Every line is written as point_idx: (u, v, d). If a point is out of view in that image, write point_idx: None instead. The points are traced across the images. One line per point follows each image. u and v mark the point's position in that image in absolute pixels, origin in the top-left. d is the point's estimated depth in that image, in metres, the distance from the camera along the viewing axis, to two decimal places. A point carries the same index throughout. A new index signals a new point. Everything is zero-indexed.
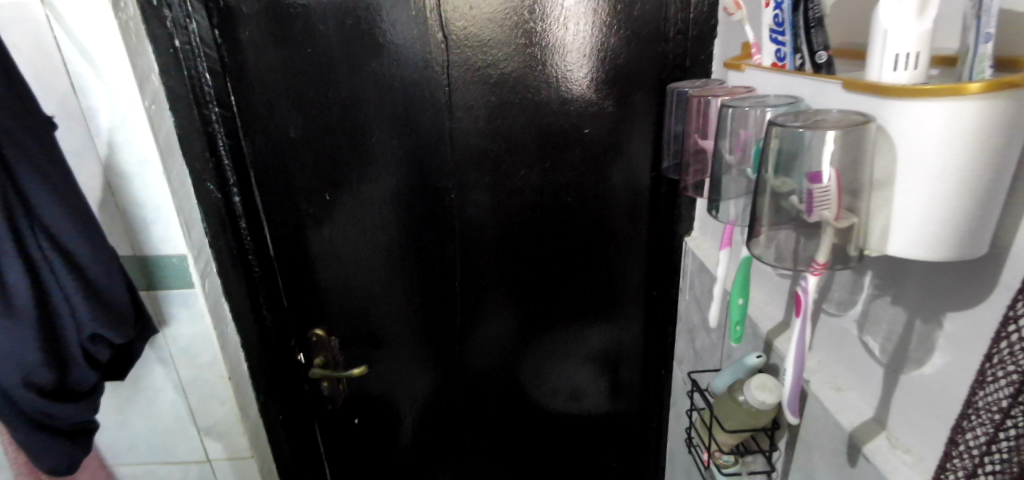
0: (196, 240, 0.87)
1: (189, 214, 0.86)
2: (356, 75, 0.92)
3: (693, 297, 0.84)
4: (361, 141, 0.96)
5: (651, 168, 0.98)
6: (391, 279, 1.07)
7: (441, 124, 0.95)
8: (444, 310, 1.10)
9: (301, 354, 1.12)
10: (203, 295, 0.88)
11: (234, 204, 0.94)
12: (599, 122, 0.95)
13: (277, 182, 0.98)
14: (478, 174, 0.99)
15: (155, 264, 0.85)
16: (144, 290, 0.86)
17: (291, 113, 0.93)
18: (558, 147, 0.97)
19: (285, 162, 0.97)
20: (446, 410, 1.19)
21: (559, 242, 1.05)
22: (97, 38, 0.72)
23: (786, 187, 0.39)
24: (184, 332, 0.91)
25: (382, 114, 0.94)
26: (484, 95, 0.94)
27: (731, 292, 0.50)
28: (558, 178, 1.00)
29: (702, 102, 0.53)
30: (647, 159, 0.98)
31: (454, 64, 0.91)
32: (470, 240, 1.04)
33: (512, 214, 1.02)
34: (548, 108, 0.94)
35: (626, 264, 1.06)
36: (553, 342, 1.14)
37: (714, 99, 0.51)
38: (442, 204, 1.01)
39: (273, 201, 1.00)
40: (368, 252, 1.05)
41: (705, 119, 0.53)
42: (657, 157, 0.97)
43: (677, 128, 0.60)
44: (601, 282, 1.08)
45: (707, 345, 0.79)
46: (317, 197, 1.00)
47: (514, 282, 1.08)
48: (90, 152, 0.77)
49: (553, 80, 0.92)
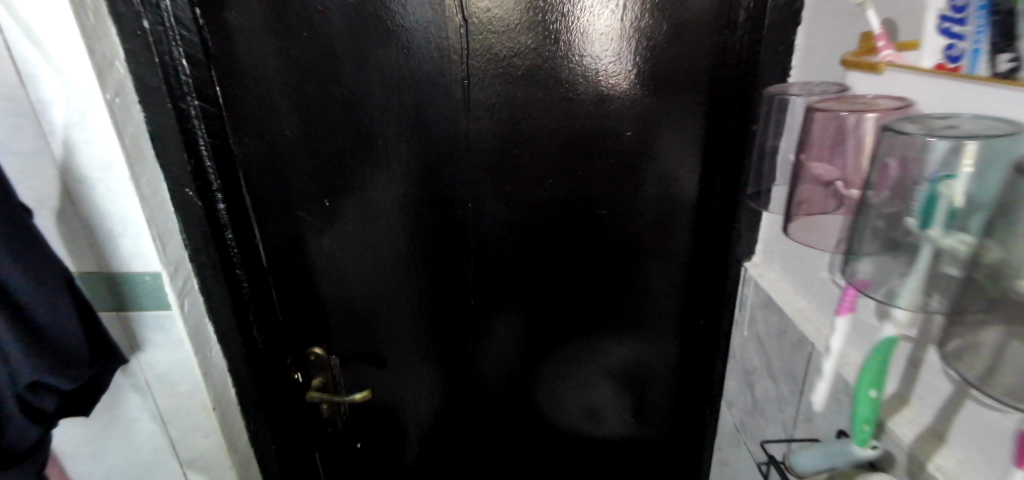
0: (173, 255, 0.75)
1: (164, 225, 0.74)
2: (361, 66, 0.78)
3: (756, 336, 0.71)
4: (366, 143, 0.84)
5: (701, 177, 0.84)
6: (400, 297, 0.96)
7: (456, 125, 0.82)
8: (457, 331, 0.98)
9: (298, 374, 1.01)
10: (182, 318, 0.77)
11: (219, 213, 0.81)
12: (642, 122, 0.81)
13: (269, 186, 0.86)
14: (500, 183, 0.86)
15: (123, 284, 0.73)
16: (113, 312, 0.75)
17: (285, 108, 0.81)
18: (592, 153, 0.84)
19: (278, 164, 0.84)
20: (455, 437, 1.09)
21: (590, 259, 0.92)
22: (44, 17, 0.59)
23: (992, 257, 0.31)
24: (161, 358, 0.79)
25: (391, 111, 0.81)
26: (506, 92, 0.80)
27: (859, 383, 0.40)
28: (590, 188, 0.86)
29: (825, 120, 0.43)
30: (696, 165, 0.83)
31: (473, 56, 0.78)
32: (489, 256, 0.92)
33: (535, 228, 0.90)
34: (582, 107, 0.81)
35: (662, 286, 0.93)
36: (576, 368, 1.02)
37: (848, 116, 0.41)
38: (457, 215, 0.89)
39: (263, 207, 0.87)
40: (371, 267, 0.93)
41: (837, 143, 0.43)
42: (709, 164, 0.82)
43: (791, 145, 0.52)
44: (632, 305, 0.95)
45: (774, 396, 0.66)
46: (313, 204, 0.88)
47: (534, 303, 0.96)
48: (44, 154, 0.65)
49: (590, 74, 0.79)
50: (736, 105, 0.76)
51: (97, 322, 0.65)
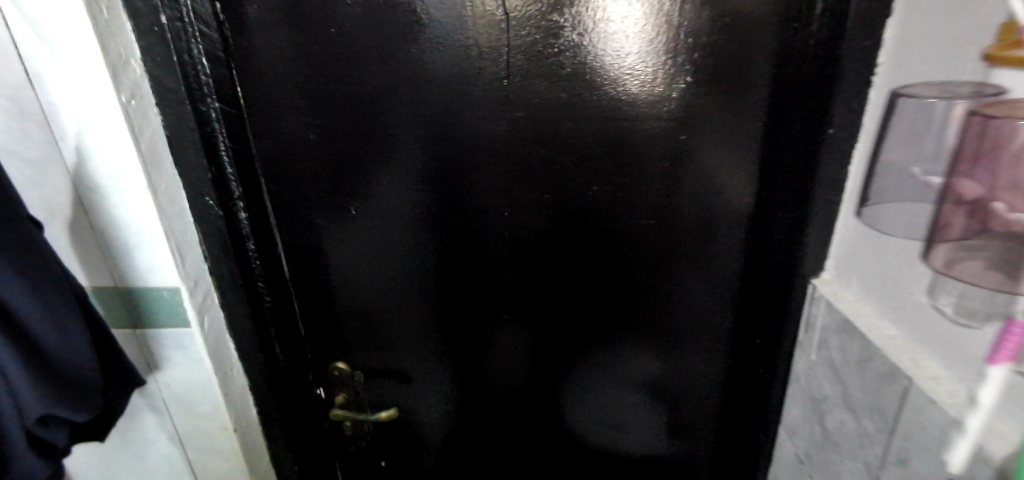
0: (191, 268, 0.70)
1: (183, 237, 0.68)
2: (389, 65, 0.73)
3: (832, 362, 0.64)
4: (389, 147, 0.78)
5: (754, 189, 0.75)
6: (429, 311, 0.90)
7: (486, 129, 0.76)
8: (489, 347, 0.93)
9: (320, 389, 0.95)
10: (201, 337, 0.71)
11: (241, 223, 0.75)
12: (691, 127, 0.74)
13: (290, 194, 0.80)
14: (539, 191, 0.80)
15: (138, 301, 0.68)
16: (130, 330, 0.70)
17: (309, 110, 0.75)
18: (634, 158, 0.77)
19: (300, 170, 0.79)
20: (485, 456, 1.04)
21: (635, 274, 0.85)
22: (53, 12, 0.54)
23: None
24: (178, 378, 0.74)
25: (424, 114, 0.76)
26: (544, 92, 0.74)
27: None
28: (638, 198, 0.79)
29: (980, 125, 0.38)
30: (750, 176, 0.75)
31: (509, 54, 0.72)
32: (525, 268, 0.86)
33: (576, 240, 0.83)
34: (632, 110, 0.74)
35: (707, 303, 0.85)
36: (615, 390, 0.95)
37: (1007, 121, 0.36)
38: (492, 226, 0.83)
39: (285, 216, 0.82)
40: (394, 279, 0.87)
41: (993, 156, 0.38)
42: (765, 177, 0.74)
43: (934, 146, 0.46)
44: (673, 323, 0.88)
45: (854, 430, 0.60)
46: (335, 213, 0.82)
47: (565, 317, 0.90)
48: (54, 162, 0.60)
49: (642, 74, 0.72)
50: (800, 113, 0.67)
51: (114, 343, 0.59)
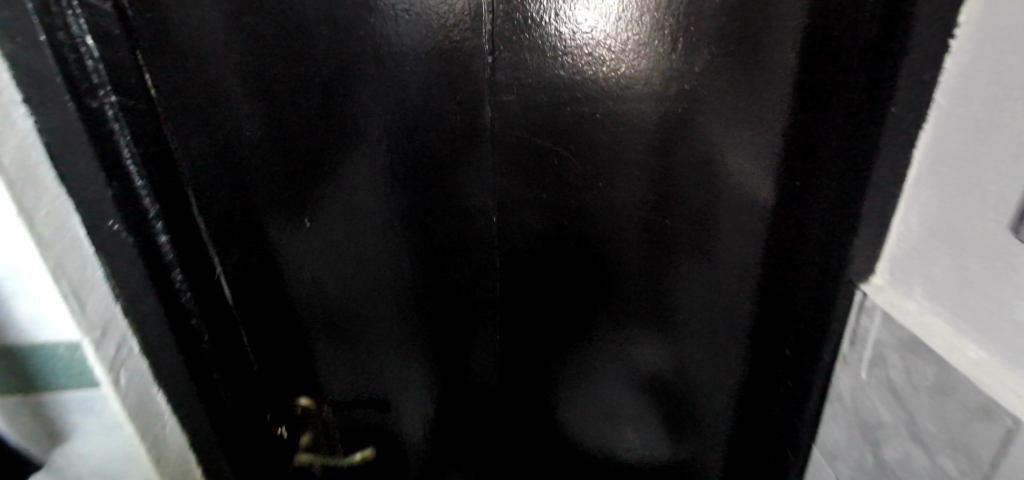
0: (97, 314, 0.54)
1: (80, 276, 0.52)
2: (356, 48, 0.64)
3: (896, 387, 0.54)
4: (356, 146, 0.70)
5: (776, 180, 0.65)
6: (410, 317, 0.83)
7: (463, 120, 0.69)
8: (475, 349, 0.87)
9: (279, 429, 0.83)
10: (118, 398, 0.56)
11: (162, 248, 0.59)
12: (696, 108, 0.65)
13: (233, 203, 0.70)
14: (527, 185, 0.74)
15: (26, 359, 0.52)
16: (22, 393, 0.54)
17: (257, 101, 0.65)
18: (625, 148, 0.70)
19: (248, 173, 0.69)
20: (473, 462, 0.99)
21: (633, 274, 0.78)
22: None
23: None
24: (92, 446, 0.59)
25: (396, 103, 0.68)
26: (526, 75, 0.66)
27: None
28: (636, 191, 0.72)
29: None
30: (772, 166, 0.65)
31: (494, 29, 0.64)
32: (513, 266, 0.80)
33: (569, 235, 0.77)
34: (629, 90, 0.65)
35: (711, 309, 0.77)
36: (610, 395, 0.89)
37: None
38: (476, 222, 0.77)
39: (226, 227, 0.70)
40: (364, 289, 0.80)
41: None
42: (788, 167, 0.63)
43: None
44: (672, 327, 0.80)
45: (927, 468, 0.51)
46: (291, 221, 0.73)
47: (551, 320, 0.84)
48: None
49: (644, 47, 0.63)
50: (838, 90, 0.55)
51: None
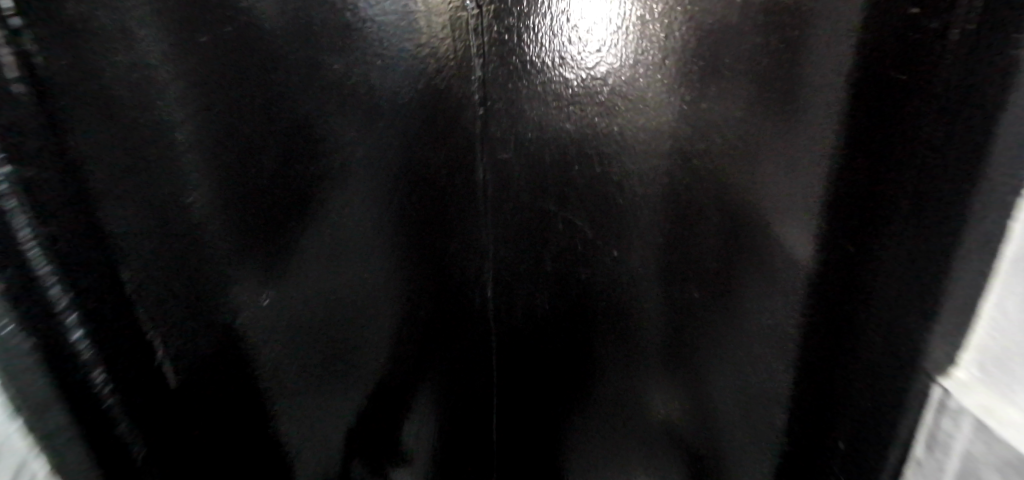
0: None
1: None
2: (333, 92, 0.59)
3: None
4: (336, 215, 0.63)
5: (824, 250, 0.49)
6: (406, 372, 0.78)
7: (462, 180, 0.72)
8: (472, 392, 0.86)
9: None
10: None
11: (89, 369, 0.41)
12: (740, 168, 0.54)
13: (179, 295, 0.49)
14: (521, 232, 0.75)
15: None
16: None
17: (187, 157, 0.47)
18: (637, 212, 0.66)
19: (211, 261, 0.52)
20: None
21: (641, 335, 0.72)
22: None
23: None
24: None
25: (392, 150, 0.65)
26: (527, 134, 0.69)
27: None
28: (676, 251, 0.64)
29: None
30: (820, 234, 0.49)
31: (489, 80, 0.67)
32: (510, 311, 0.81)
33: (568, 283, 0.75)
34: (634, 138, 0.62)
35: (740, 395, 0.62)
36: (604, 456, 0.84)
37: None
38: (468, 266, 0.77)
39: (156, 332, 0.48)
40: (345, 365, 0.70)
41: None
42: (841, 235, 0.47)
43: None
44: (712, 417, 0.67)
45: None
46: (255, 306, 0.58)
47: (551, 368, 0.82)
48: None
49: (648, 94, 0.60)
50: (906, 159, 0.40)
51: None
